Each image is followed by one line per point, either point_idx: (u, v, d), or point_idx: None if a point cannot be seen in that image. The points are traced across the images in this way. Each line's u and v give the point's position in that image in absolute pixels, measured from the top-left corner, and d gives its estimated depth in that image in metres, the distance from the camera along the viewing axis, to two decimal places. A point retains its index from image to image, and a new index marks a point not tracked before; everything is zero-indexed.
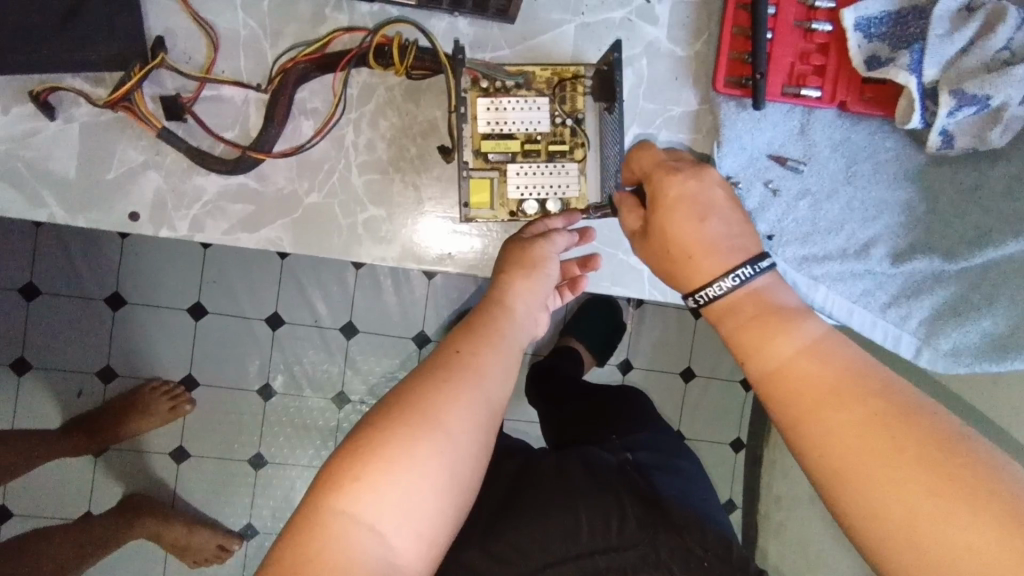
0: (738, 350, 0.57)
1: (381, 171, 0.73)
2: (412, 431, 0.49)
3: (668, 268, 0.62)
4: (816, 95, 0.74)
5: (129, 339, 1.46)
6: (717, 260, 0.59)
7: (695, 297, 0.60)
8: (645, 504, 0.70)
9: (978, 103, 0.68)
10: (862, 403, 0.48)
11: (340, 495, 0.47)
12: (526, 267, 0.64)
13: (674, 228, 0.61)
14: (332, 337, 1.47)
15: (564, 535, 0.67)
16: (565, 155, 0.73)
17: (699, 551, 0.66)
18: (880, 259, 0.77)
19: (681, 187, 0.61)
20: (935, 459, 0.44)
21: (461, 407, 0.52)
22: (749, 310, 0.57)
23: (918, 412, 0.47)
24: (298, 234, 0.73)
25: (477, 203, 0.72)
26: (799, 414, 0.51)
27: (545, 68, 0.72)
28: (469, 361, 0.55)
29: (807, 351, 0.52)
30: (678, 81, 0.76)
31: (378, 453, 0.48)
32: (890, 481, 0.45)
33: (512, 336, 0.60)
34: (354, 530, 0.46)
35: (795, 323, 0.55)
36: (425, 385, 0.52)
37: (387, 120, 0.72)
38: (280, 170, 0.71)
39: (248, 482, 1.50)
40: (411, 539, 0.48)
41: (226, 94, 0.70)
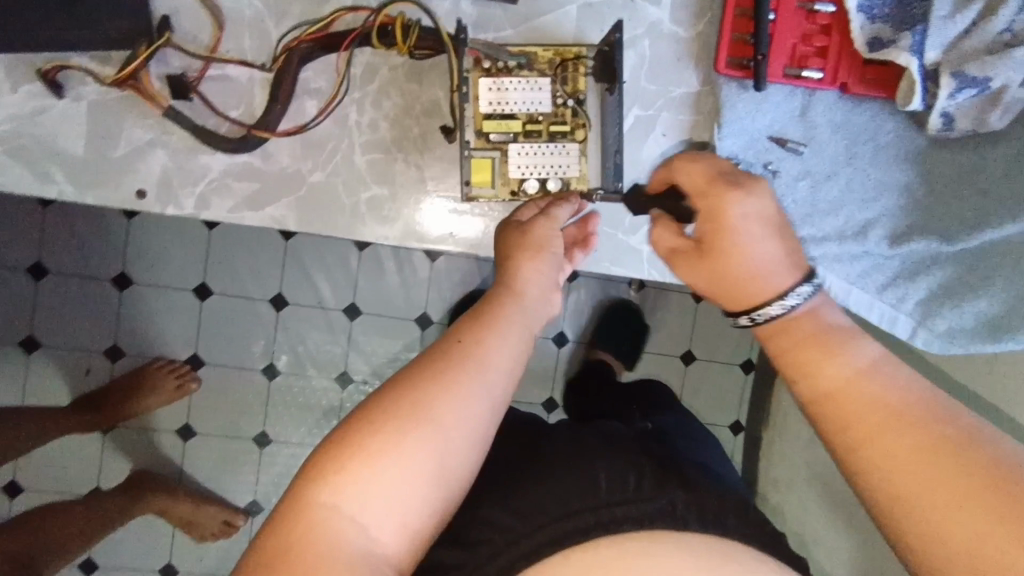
0: (790, 367, 0.57)
1: (384, 150, 0.74)
2: (403, 422, 0.51)
3: (723, 284, 0.62)
4: (818, 77, 0.75)
5: (137, 318, 1.55)
6: (771, 277, 0.59)
7: (751, 314, 0.60)
8: (659, 467, 0.72)
9: (978, 85, 0.69)
10: (919, 430, 0.47)
11: (327, 483, 0.49)
12: (530, 250, 0.66)
13: (736, 243, 0.60)
14: (335, 318, 1.60)
15: (581, 490, 0.66)
16: (566, 136, 0.73)
17: (716, 505, 0.65)
18: (878, 241, 0.79)
19: (740, 204, 0.60)
20: (987, 489, 0.43)
21: (454, 400, 0.53)
22: (807, 328, 0.57)
23: (963, 441, 0.46)
24: (302, 212, 0.73)
25: (480, 182, 0.73)
26: (852, 433, 0.50)
27: (547, 49, 0.72)
28: (468, 352, 0.56)
29: (861, 372, 0.52)
30: (679, 63, 0.76)
31: (366, 442, 0.50)
32: (952, 507, 0.43)
33: (519, 322, 0.61)
34: (338, 518, 0.48)
35: (852, 343, 0.54)
36: (420, 377, 0.54)
37: (389, 99, 0.73)
38: (284, 149, 0.72)
39: (253, 459, 1.60)
40: (396, 528, 0.49)
41: (232, 73, 0.71)
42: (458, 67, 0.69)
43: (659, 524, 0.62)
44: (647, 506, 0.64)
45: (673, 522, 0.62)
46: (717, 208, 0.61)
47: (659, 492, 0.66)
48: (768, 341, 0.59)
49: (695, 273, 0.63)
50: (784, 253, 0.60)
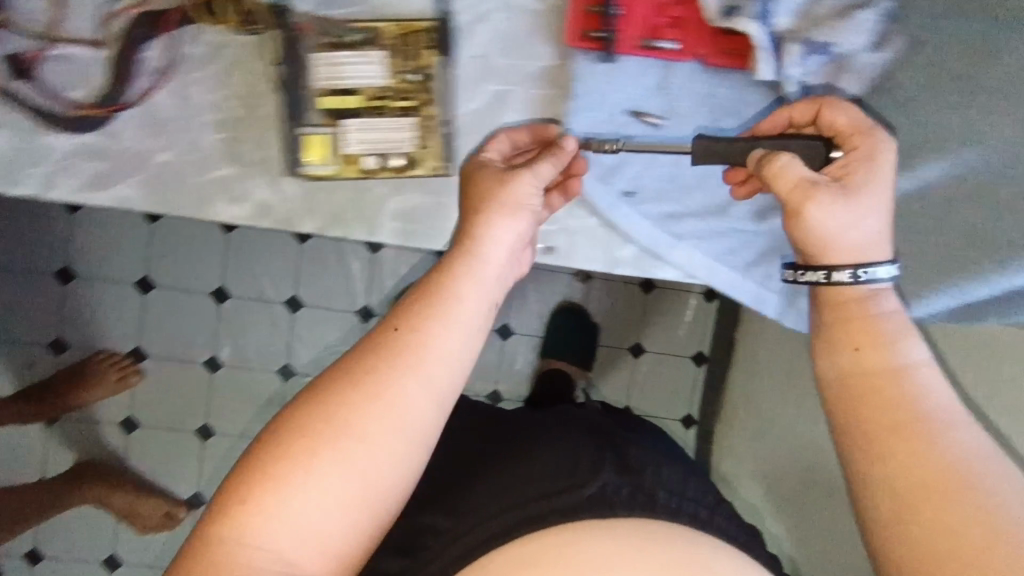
0: (820, 343, 0.62)
1: (231, 130, 0.73)
2: (315, 442, 0.52)
3: (842, 234, 0.60)
4: (672, 48, 0.72)
5: (79, 311, 1.57)
6: (877, 245, 0.61)
7: (829, 270, 0.61)
8: (597, 448, 0.78)
9: (824, 50, 0.67)
10: (922, 443, 0.53)
11: (236, 514, 0.49)
12: (496, 204, 0.65)
13: (863, 194, 0.61)
14: (277, 312, 1.60)
15: (523, 481, 0.71)
16: (411, 113, 0.72)
17: (653, 489, 0.70)
18: (742, 216, 0.77)
19: (878, 145, 0.63)
20: (966, 513, 0.50)
21: (371, 410, 0.54)
22: (891, 305, 0.60)
23: (964, 466, 0.52)
24: (149, 193, 0.73)
25: (313, 158, 0.72)
26: (866, 428, 0.56)
27: (391, 24, 0.70)
28: (396, 350, 0.56)
29: (893, 371, 0.57)
30: (532, 37, 0.75)
31: (274, 466, 0.51)
32: (932, 517, 0.51)
33: (455, 307, 0.60)
34: (249, 544, 0.49)
35: (901, 343, 0.59)
36: (337, 387, 0.55)
37: (235, 77, 0.72)
38: (128, 128, 0.72)
39: (196, 451, 1.61)
40: (314, 548, 0.50)
41: (74, 53, 0.70)
42: (301, 49, 0.69)
43: (586, 512, 0.66)
44: (578, 494, 0.68)
45: (599, 511, 0.66)
46: (870, 149, 0.63)
47: (591, 478, 0.70)
48: (821, 309, 0.63)
49: (831, 214, 0.60)
50: (888, 224, 0.62)
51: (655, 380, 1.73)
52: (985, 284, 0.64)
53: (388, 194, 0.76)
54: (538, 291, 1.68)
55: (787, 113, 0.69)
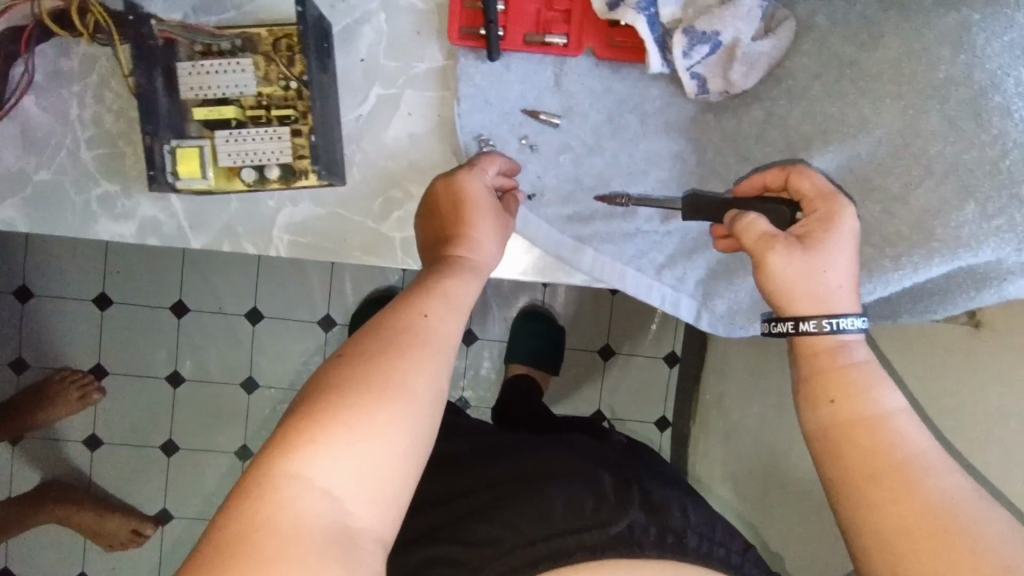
0: (806, 390, 0.58)
1: (111, 145, 0.71)
2: (376, 397, 0.47)
3: (803, 283, 0.57)
4: (562, 42, 0.69)
5: (40, 330, 1.57)
6: (833, 302, 0.57)
7: (790, 323, 0.58)
8: (614, 488, 0.78)
9: (710, 41, 0.63)
10: (923, 484, 0.50)
11: (292, 460, 0.44)
12: (471, 210, 0.64)
13: (817, 255, 0.57)
14: (238, 325, 1.59)
15: (539, 515, 0.71)
16: (291, 121, 0.69)
17: (675, 526, 0.74)
18: (649, 218, 0.72)
19: (847, 212, 0.58)
20: (975, 566, 0.45)
21: (424, 374, 0.50)
22: (860, 354, 0.57)
23: (965, 510, 0.48)
24: (30, 212, 0.72)
25: (187, 173, 0.68)
26: (863, 474, 0.52)
27: (269, 29, 0.68)
28: (436, 324, 0.53)
29: (887, 415, 0.53)
30: (420, 37, 0.72)
31: (334, 418, 0.46)
32: (944, 567, 0.46)
33: (472, 292, 0.59)
34: (306, 498, 0.44)
35: (884, 385, 0.55)
36: (386, 350, 0.50)
37: (111, 91, 0.70)
38: (5, 147, 0.70)
39: (162, 467, 1.61)
40: (371, 509, 0.46)
41: None
42: (169, 58, 0.67)
43: (612, 551, 0.69)
44: (604, 533, 0.71)
45: (621, 551, 0.69)
46: (829, 214, 0.59)
47: (617, 515, 0.73)
48: (800, 362, 0.58)
49: (787, 265, 0.57)
50: (853, 280, 0.58)
51: (626, 383, 1.69)
52: (910, 273, 0.59)
53: (278, 208, 0.73)
54: (502, 297, 1.65)
55: (762, 178, 0.64)
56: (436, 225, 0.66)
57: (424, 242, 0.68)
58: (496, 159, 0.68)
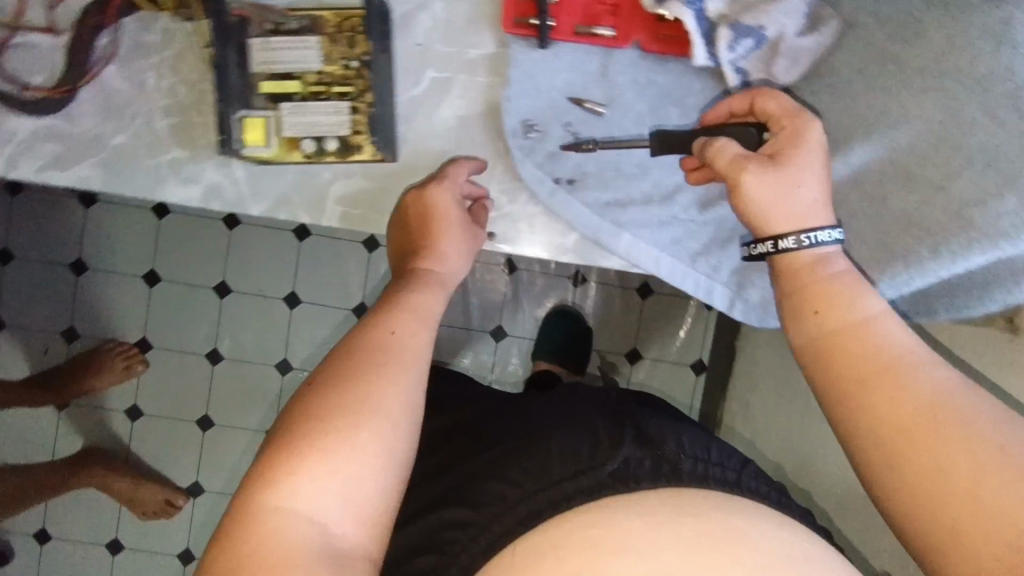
0: (789, 311, 0.60)
1: (182, 115, 0.76)
2: (347, 420, 0.53)
3: (781, 202, 0.61)
4: (610, 34, 0.72)
5: (92, 302, 1.65)
6: (808, 215, 0.60)
7: (770, 242, 0.61)
8: (614, 428, 0.75)
9: (754, 35, 0.66)
10: (914, 378, 0.50)
11: (275, 492, 0.50)
12: (444, 225, 0.71)
13: (789, 170, 0.61)
14: (276, 307, 1.65)
15: (542, 467, 0.69)
16: (350, 97, 0.75)
17: (676, 458, 0.68)
18: (686, 206, 0.75)
19: (811, 126, 0.62)
20: (970, 446, 0.46)
21: (393, 390, 0.56)
22: (837, 266, 0.59)
23: (956, 397, 0.49)
24: (105, 174, 0.77)
25: (252, 141, 0.73)
26: (852, 379, 0.53)
27: (334, 12, 0.73)
28: (402, 343, 0.59)
29: (868, 320, 0.55)
30: (473, 24, 0.75)
31: (310, 445, 0.52)
32: (944, 455, 0.47)
33: (439, 305, 0.66)
34: (292, 523, 0.49)
35: (864, 291, 0.57)
36: (354, 375, 0.56)
37: (186, 65, 0.76)
38: (86, 112, 0.75)
39: (195, 441, 1.66)
40: (353, 521, 0.52)
41: (35, 41, 0.73)
42: (242, 35, 0.72)
43: (609, 489, 0.63)
44: (601, 472, 0.66)
45: (622, 486, 0.63)
46: (796, 128, 0.63)
47: (611, 455, 0.68)
48: (780, 279, 0.61)
49: (762, 184, 0.61)
50: (826, 195, 0.62)
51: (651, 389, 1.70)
52: (948, 263, 0.60)
53: (332, 180, 0.77)
54: (531, 295, 1.68)
55: (728, 105, 0.69)
56: (409, 239, 0.72)
57: (396, 254, 0.73)
58: (466, 165, 0.74)
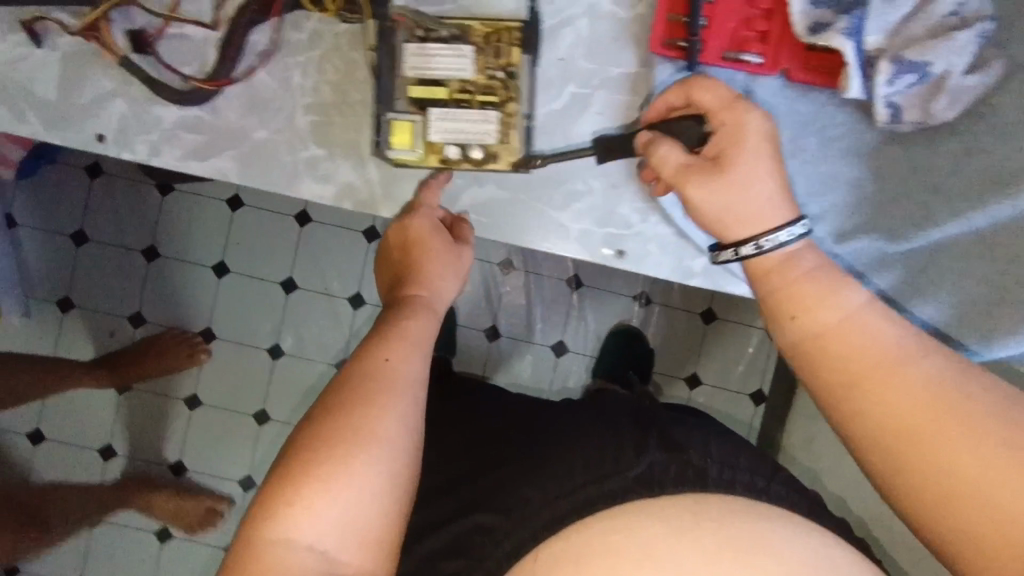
0: (776, 314, 0.64)
1: (324, 113, 0.78)
2: (343, 452, 0.57)
3: (733, 207, 0.66)
4: (757, 61, 0.73)
5: (160, 288, 1.66)
6: (767, 212, 0.65)
7: (734, 249, 0.67)
8: (637, 437, 0.78)
9: (918, 70, 0.67)
10: (904, 371, 0.55)
11: (279, 523, 0.55)
12: (432, 249, 0.74)
13: (738, 175, 0.65)
14: (340, 305, 1.66)
15: (557, 475, 0.73)
16: (494, 107, 0.75)
17: (701, 465, 0.71)
18: (821, 237, 0.75)
19: (741, 117, 0.66)
20: (966, 425, 0.51)
21: (388, 420, 0.59)
22: (806, 265, 0.64)
23: (943, 381, 0.54)
24: (244, 166, 0.78)
25: (399, 145, 0.73)
26: (844, 375, 0.58)
27: (482, 23, 0.74)
28: (391, 372, 0.62)
29: (847, 317, 0.59)
30: (617, 43, 0.76)
31: (309, 477, 0.56)
32: (942, 441, 0.52)
33: (426, 328, 0.69)
34: (297, 550, 0.55)
35: (840, 290, 0.61)
36: (346, 406, 0.59)
37: (331, 65, 0.77)
38: (232, 105, 0.77)
39: (251, 434, 1.67)
40: (355, 544, 0.57)
41: (189, 32, 0.76)
42: (391, 39, 0.73)
43: (636, 492, 0.66)
44: (626, 477, 0.69)
45: (645, 490, 0.66)
46: (736, 126, 0.66)
47: (634, 461, 0.71)
48: (756, 283, 0.67)
49: (707, 194, 0.66)
50: (779, 186, 0.66)
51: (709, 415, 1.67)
52: None
53: (464, 187, 0.78)
54: (593, 311, 1.67)
55: (666, 100, 0.72)
56: (401, 265, 0.75)
57: (390, 281, 0.77)
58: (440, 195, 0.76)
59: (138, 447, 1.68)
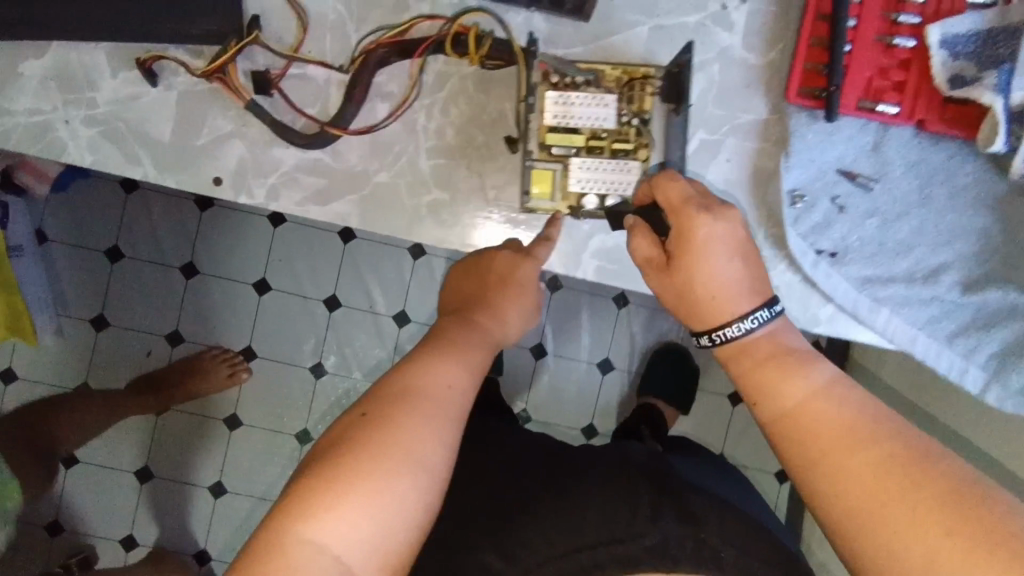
0: (751, 389, 0.61)
1: (447, 156, 0.75)
2: (384, 459, 0.52)
3: (698, 294, 0.64)
4: (894, 111, 0.72)
5: (200, 307, 1.61)
6: (731, 299, 0.63)
7: (710, 335, 0.64)
8: (656, 490, 0.75)
9: None
10: (870, 444, 0.50)
11: (306, 524, 0.48)
12: (499, 279, 0.71)
13: (701, 269, 0.63)
14: (384, 324, 1.61)
15: (564, 529, 0.70)
16: (628, 154, 0.74)
17: (718, 540, 0.67)
18: (950, 286, 0.75)
19: (709, 228, 0.62)
20: (944, 501, 0.45)
21: (432, 435, 0.55)
22: (764, 350, 0.61)
23: (918, 454, 0.49)
24: (365, 210, 0.76)
25: (539, 194, 0.74)
26: (812, 449, 0.53)
27: (616, 67, 0.73)
28: (434, 387, 0.58)
29: (815, 392, 0.56)
30: (748, 89, 0.75)
31: (342, 481, 0.50)
32: (903, 517, 0.46)
33: (476, 347, 0.65)
34: (319, 561, 0.47)
35: (808, 366, 0.58)
36: (392, 412, 0.55)
37: (457, 107, 0.75)
38: (353, 148, 0.75)
39: (293, 452, 1.62)
40: (375, 568, 0.49)
41: (311, 73, 0.73)
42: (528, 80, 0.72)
43: (646, 564, 0.65)
44: (636, 544, 0.66)
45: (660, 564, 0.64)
46: (683, 226, 0.63)
47: (649, 527, 0.68)
48: (730, 365, 0.63)
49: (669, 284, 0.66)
50: (749, 272, 0.64)
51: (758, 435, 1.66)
52: None
53: (590, 234, 0.75)
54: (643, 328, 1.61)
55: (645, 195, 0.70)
56: (462, 292, 0.73)
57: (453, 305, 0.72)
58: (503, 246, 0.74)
59: (174, 467, 1.62)
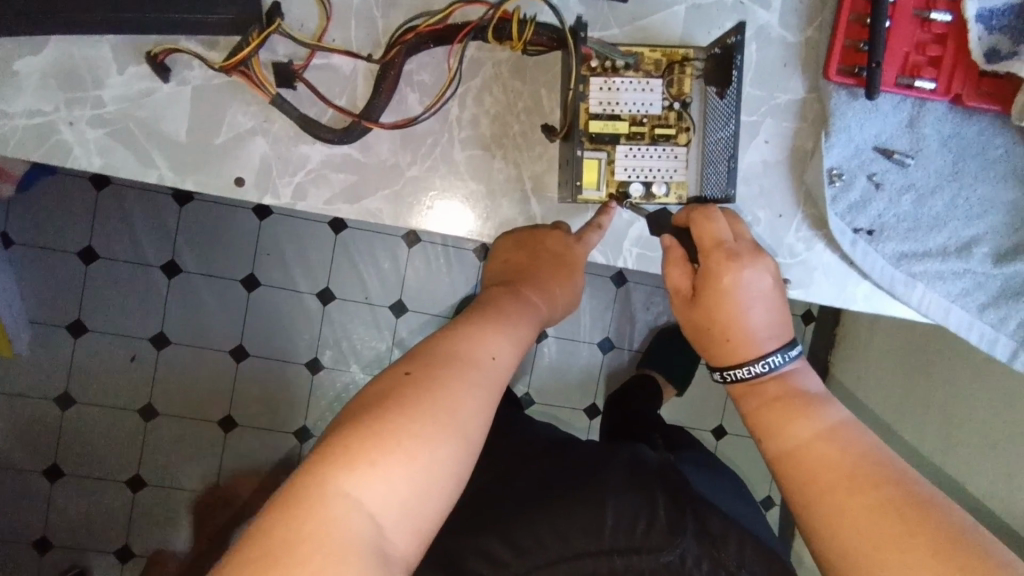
0: (760, 428, 0.59)
1: (482, 147, 0.72)
2: (431, 420, 0.47)
3: (713, 331, 0.64)
4: (930, 87, 0.72)
5: (184, 306, 1.42)
6: (753, 343, 0.62)
7: (722, 372, 0.64)
8: (675, 498, 0.73)
9: None
10: (871, 489, 0.48)
11: (348, 475, 0.44)
12: (551, 256, 0.67)
13: (721, 311, 0.63)
14: (381, 314, 1.44)
15: (586, 530, 0.69)
16: (670, 139, 0.73)
17: (735, 561, 0.69)
18: (982, 258, 0.76)
19: (736, 276, 0.62)
20: (938, 552, 0.44)
21: (477, 404, 0.51)
22: (773, 391, 0.60)
23: (916, 502, 0.47)
24: (398, 206, 0.72)
25: (588, 184, 0.71)
26: (813, 489, 0.52)
27: (655, 49, 0.71)
28: (485, 355, 0.53)
29: (822, 433, 0.54)
30: (787, 68, 0.75)
31: (387, 435, 0.46)
32: (897, 565, 0.44)
33: (523, 313, 0.60)
34: (355, 516, 0.43)
35: (816, 408, 0.57)
36: (444, 371, 0.50)
37: (492, 95, 0.72)
38: (384, 141, 0.71)
39: (292, 453, 1.44)
40: (407, 533, 0.46)
41: (336, 63, 0.69)
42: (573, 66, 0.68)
43: None
44: (654, 558, 0.68)
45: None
46: (711, 270, 0.63)
47: (669, 541, 0.69)
48: (740, 400, 0.63)
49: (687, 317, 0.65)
50: (776, 319, 0.63)
51: None
52: None
53: (630, 221, 0.74)
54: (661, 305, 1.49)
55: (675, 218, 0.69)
56: (500, 268, 0.68)
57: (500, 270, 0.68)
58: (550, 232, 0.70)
59: (170, 476, 1.44)
